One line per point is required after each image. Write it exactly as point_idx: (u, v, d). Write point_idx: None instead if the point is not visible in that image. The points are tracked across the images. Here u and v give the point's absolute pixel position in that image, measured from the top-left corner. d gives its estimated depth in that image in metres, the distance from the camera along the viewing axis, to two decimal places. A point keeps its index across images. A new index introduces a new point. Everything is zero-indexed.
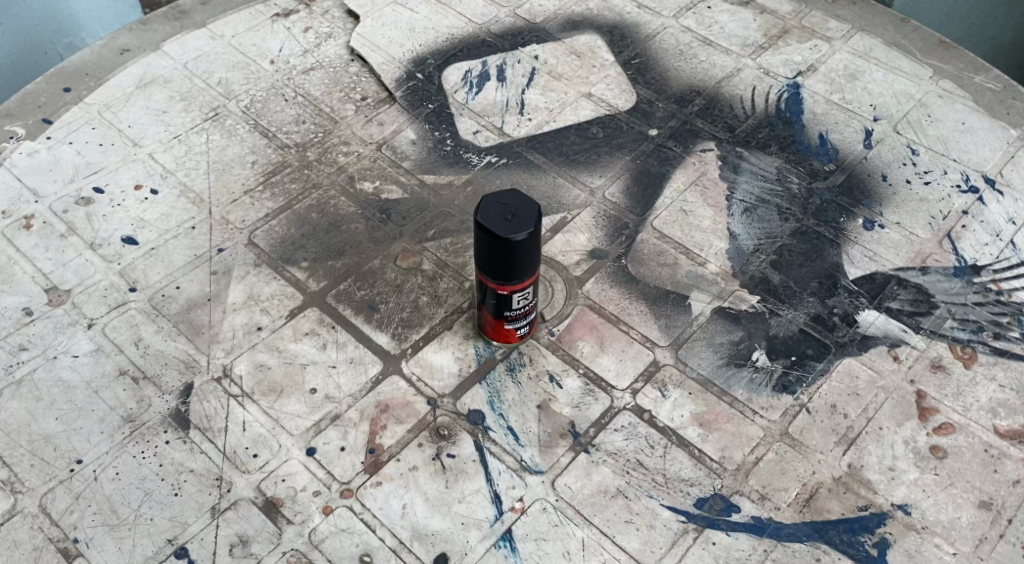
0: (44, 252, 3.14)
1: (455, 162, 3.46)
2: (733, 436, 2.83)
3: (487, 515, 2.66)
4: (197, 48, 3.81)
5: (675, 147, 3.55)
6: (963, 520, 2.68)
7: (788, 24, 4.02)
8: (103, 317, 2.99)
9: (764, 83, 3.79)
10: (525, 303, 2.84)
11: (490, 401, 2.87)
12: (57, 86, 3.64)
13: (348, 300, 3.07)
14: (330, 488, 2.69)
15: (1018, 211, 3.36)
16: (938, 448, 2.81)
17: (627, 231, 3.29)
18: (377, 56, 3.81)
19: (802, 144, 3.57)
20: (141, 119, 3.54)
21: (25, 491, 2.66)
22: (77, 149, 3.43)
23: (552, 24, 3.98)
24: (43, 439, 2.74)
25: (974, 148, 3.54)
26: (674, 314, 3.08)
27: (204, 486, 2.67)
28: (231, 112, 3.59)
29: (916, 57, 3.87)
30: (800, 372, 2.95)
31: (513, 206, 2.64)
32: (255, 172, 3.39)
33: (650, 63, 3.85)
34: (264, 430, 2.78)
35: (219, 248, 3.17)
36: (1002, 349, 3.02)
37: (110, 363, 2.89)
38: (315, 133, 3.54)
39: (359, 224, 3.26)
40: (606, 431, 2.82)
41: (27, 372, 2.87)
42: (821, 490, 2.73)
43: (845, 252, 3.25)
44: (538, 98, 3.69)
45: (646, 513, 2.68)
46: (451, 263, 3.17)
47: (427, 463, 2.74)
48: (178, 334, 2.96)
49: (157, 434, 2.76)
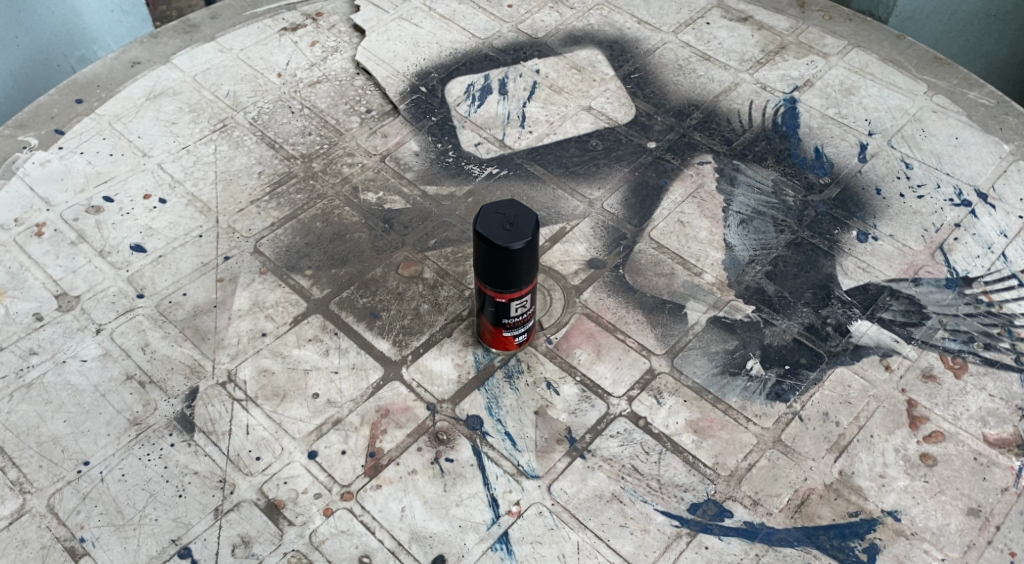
0: (54, 259, 3.22)
1: (456, 173, 3.53)
2: (727, 442, 2.88)
3: (484, 518, 2.71)
4: (207, 61, 3.90)
5: (673, 160, 3.62)
6: (951, 526, 2.73)
7: (785, 40, 4.09)
8: (112, 323, 3.07)
9: (761, 98, 3.86)
10: (524, 311, 2.91)
11: (488, 407, 2.93)
12: (69, 97, 3.73)
13: (350, 307, 3.14)
14: (331, 491, 2.75)
15: (1009, 224, 3.42)
16: (928, 455, 2.86)
17: (625, 241, 3.36)
18: (381, 70, 3.90)
19: (797, 158, 3.63)
20: (151, 129, 3.63)
21: (34, 491, 2.72)
22: (88, 159, 3.51)
23: (553, 39, 4.06)
24: (52, 441, 2.81)
25: (966, 163, 3.60)
26: (670, 323, 3.14)
27: (207, 488, 2.73)
28: (239, 123, 3.67)
29: (910, 73, 3.94)
30: (793, 381, 3.01)
31: (512, 216, 2.71)
32: (261, 182, 3.47)
33: (649, 77, 3.92)
34: (267, 433, 2.84)
35: (225, 255, 3.25)
36: (993, 359, 3.07)
37: (118, 367, 2.96)
38: (321, 144, 3.62)
39: (362, 233, 3.33)
40: (602, 437, 2.88)
41: (36, 375, 2.95)
42: (812, 496, 2.78)
43: (839, 264, 3.31)
44: (539, 111, 3.77)
45: (640, 517, 2.73)
46: (451, 271, 3.24)
47: (426, 467, 2.80)
48: (184, 339, 3.03)
49: (162, 437, 2.83)
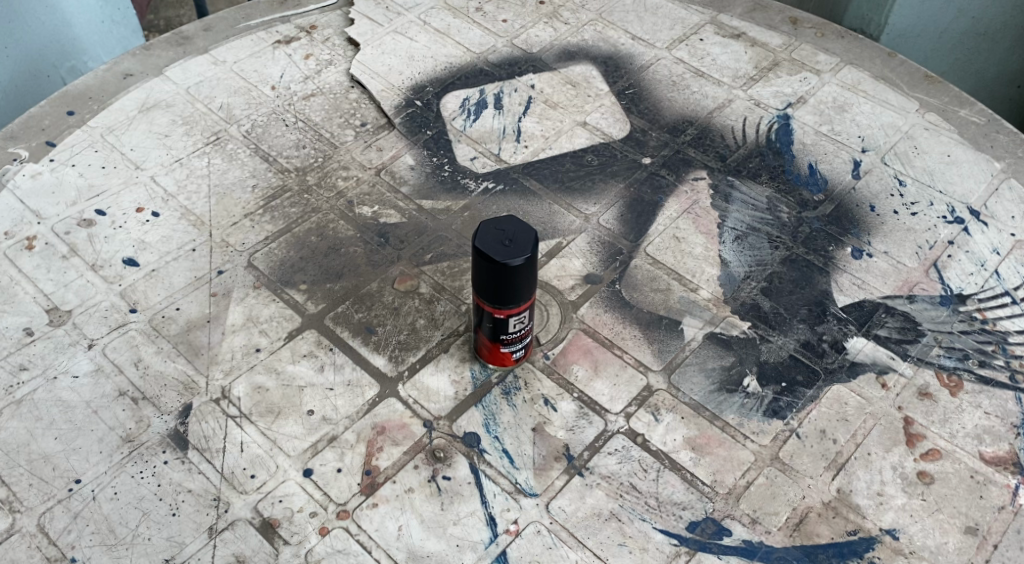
0: (45, 273, 3.17)
1: (452, 188, 3.52)
2: (725, 460, 2.88)
3: (482, 537, 2.69)
4: (199, 73, 3.87)
5: (668, 175, 3.62)
6: (949, 545, 2.73)
7: (778, 57, 4.11)
8: (104, 338, 3.02)
9: (755, 114, 3.87)
10: (521, 327, 2.89)
11: (485, 424, 2.91)
12: (60, 109, 3.68)
13: (345, 323, 3.11)
14: (327, 510, 2.71)
15: (1002, 242, 3.44)
16: (924, 473, 2.86)
17: (620, 257, 3.35)
18: (376, 84, 3.88)
19: (792, 174, 3.64)
20: (144, 142, 3.59)
21: (24, 510, 2.67)
22: (80, 172, 3.47)
23: (548, 55, 4.06)
24: (43, 459, 2.77)
25: (959, 180, 3.63)
26: (667, 339, 3.13)
27: (200, 507, 2.69)
28: (232, 136, 3.64)
29: (903, 91, 3.96)
30: (790, 398, 3.01)
31: (511, 232, 2.70)
32: (256, 196, 3.44)
33: (643, 93, 3.92)
34: (261, 450, 2.81)
35: (219, 270, 3.21)
36: (988, 376, 3.08)
37: (110, 384, 2.92)
38: (315, 158, 3.59)
39: (357, 247, 3.31)
40: (600, 454, 2.87)
41: (27, 392, 2.90)
42: (810, 515, 2.77)
43: (834, 280, 3.32)
44: (534, 126, 3.76)
45: (639, 536, 2.72)
46: (448, 286, 3.22)
47: (423, 485, 2.77)
48: (178, 355, 3.00)
49: (156, 454, 2.79)
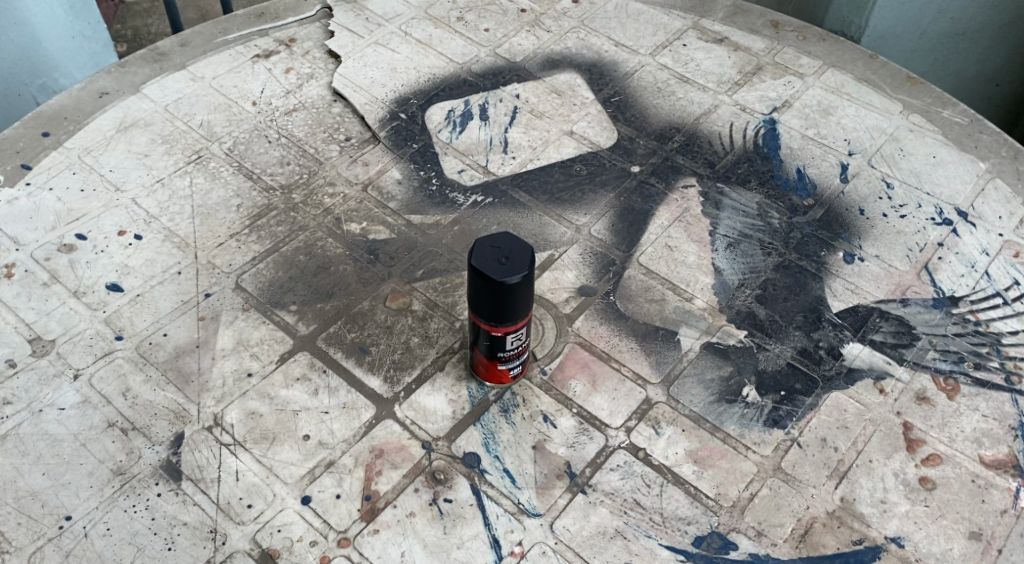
0: (25, 301, 3.08)
1: (440, 202, 3.46)
2: (728, 472, 2.85)
3: (487, 560, 2.64)
4: (178, 90, 3.78)
5: (658, 184, 3.59)
6: (954, 551, 2.72)
7: (762, 61, 4.10)
8: (90, 367, 2.94)
9: (741, 119, 3.85)
10: (519, 344, 2.85)
11: (485, 443, 2.86)
12: (35, 130, 3.58)
13: (338, 344, 3.04)
14: (327, 538, 2.65)
15: (991, 242, 3.45)
16: (926, 479, 2.86)
17: (613, 268, 3.32)
18: (359, 97, 3.82)
19: (780, 179, 3.63)
20: (123, 162, 3.50)
21: (13, 550, 2.58)
22: (58, 195, 3.38)
23: (532, 63, 4.02)
24: (31, 496, 2.68)
25: (946, 181, 3.63)
26: (664, 350, 3.10)
27: (197, 540, 2.62)
28: (214, 154, 3.56)
29: (886, 92, 3.97)
30: (789, 407, 2.99)
31: (508, 249, 2.65)
32: (241, 215, 3.37)
33: (629, 100, 3.90)
34: (258, 479, 2.74)
35: (206, 292, 3.14)
36: (983, 379, 3.09)
37: (98, 415, 2.84)
38: (300, 174, 3.52)
39: (347, 265, 3.25)
40: (602, 470, 2.83)
41: (11, 426, 2.81)
42: (815, 525, 2.75)
43: (827, 285, 3.31)
44: (521, 136, 3.72)
45: (645, 553, 2.68)
46: (441, 302, 3.17)
47: (424, 509, 2.72)
48: (167, 382, 2.92)
49: (148, 486, 2.71)
